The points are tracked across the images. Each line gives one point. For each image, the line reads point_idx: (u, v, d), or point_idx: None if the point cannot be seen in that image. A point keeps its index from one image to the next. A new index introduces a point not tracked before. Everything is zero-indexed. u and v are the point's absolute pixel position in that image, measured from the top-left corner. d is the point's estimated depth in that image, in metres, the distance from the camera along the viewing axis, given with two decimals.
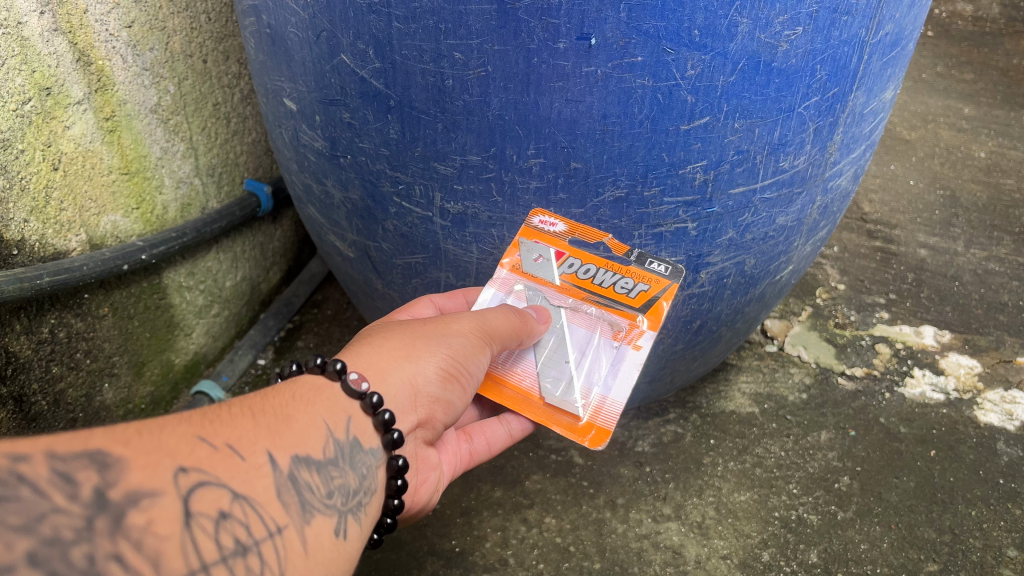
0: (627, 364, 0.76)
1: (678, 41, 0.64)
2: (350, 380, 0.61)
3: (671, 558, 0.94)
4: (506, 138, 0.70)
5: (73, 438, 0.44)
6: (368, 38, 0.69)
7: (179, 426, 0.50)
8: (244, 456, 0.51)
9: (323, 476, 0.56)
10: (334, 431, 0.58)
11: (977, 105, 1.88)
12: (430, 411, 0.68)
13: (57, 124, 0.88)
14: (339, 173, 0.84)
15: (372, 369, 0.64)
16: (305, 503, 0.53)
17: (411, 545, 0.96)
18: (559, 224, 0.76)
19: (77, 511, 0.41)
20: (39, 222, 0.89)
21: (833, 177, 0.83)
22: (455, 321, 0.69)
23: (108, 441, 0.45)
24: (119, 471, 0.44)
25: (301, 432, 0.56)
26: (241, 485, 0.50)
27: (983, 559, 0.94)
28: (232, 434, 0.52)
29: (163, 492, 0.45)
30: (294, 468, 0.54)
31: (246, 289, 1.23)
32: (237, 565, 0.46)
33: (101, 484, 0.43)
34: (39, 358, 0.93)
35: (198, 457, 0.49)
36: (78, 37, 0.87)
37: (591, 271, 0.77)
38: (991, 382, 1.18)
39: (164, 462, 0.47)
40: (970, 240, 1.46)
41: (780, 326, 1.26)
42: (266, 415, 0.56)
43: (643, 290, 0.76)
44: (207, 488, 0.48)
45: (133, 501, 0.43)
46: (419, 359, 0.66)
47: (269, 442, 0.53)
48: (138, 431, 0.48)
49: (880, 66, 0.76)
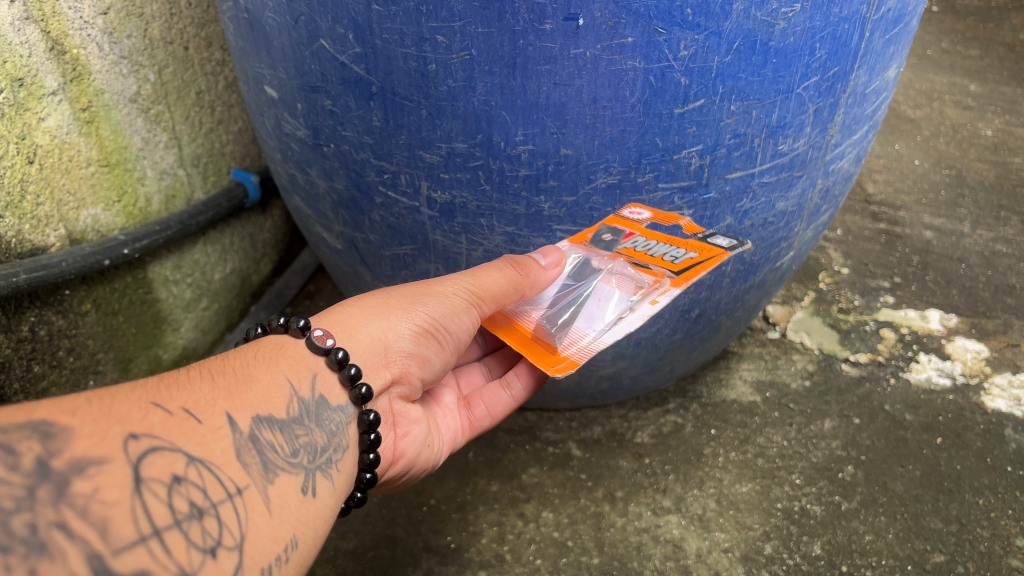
0: (634, 315, 0.69)
1: (670, 21, 0.61)
2: (315, 336, 0.63)
3: (671, 552, 0.91)
4: (492, 124, 0.67)
5: (16, 411, 0.43)
6: (347, 22, 0.66)
7: (132, 393, 0.49)
8: (202, 419, 0.51)
9: (286, 436, 0.56)
10: (298, 389, 0.59)
11: (983, 82, 1.83)
12: (404, 368, 0.70)
13: (32, 116, 0.85)
14: (323, 163, 0.81)
15: (342, 325, 0.66)
16: (268, 462, 0.54)
17: (406, 542, 0.94)
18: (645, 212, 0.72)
19: (18, 481, 0.40)
20: (15, 218, 0.86)
21: (835, 159, 0.80)
22: (437, 282, 0.70)
23: (53, 410, 0.44)
24: (65, 439, 0.43)
25: (262, 392, 0.56)
26: (197, 448, 0.49)
27: (990, 549, 0.91)
28: (189, 398, 0.52)
29: (111, 459, 0.44)
30: (255, 428, 0.54)
31: (236, 281, 1.20)
32: (193, 528, 0.46)
33: (43, 454, 0.42)
34: (20, 356, 0.90)
35: (151, 422, 0.48)
36: (51, 25, 0.84)
37: (650, 245, 0.72)
38: (999, 366, 1.15)
39: (114, 429, 0.45)
40: (976, 221, 1.43)
41: (783, 312, 1.24)
42: (225, 377, 0.56)
43: (690, 257, 0.69)
44: (160, 453, 0.47)
45: (78, 468, 0.42)
46: (391, 316, 0.68)
47: (228, 403, 0.54)
48: (88, 399, 0.47)
49: (882, 43, 0.72)
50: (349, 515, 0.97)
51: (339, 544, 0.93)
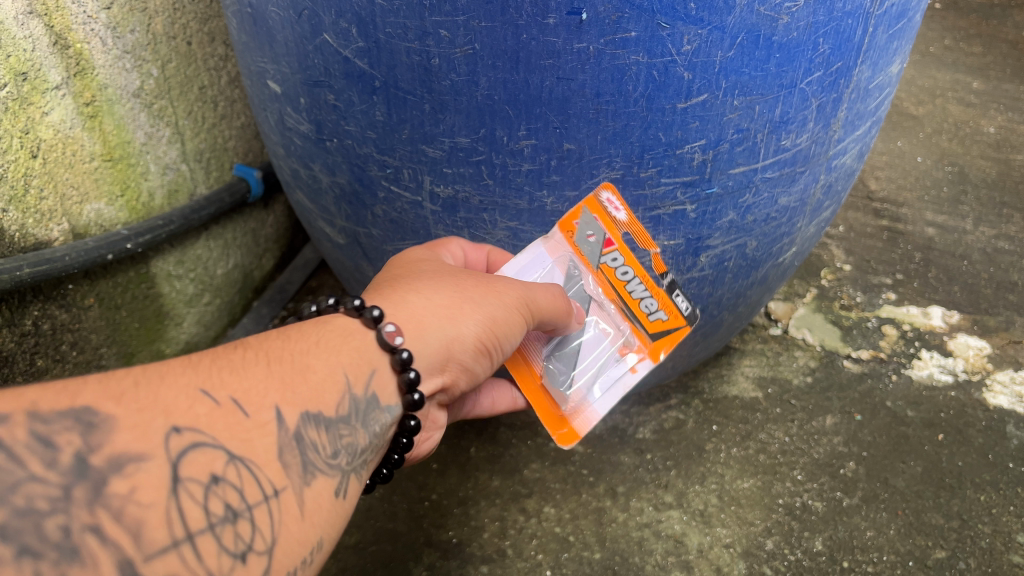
0: (618, 382, 0.76)
1: (673, 15, 0.61)
2: (386, 332, 0.59)
3: (673, 547, 0.92)
4: (495, 118, 0.67)
5: (61, 397, 0.43)
6: (351, 16, 0.66)
7: (182, 378, 0.48)
8: (249, 412, 0.49)
9: (331, 436, 0.54)
10: (353, 386, 0.56)
11: (986, 79, 1.83)
12: (454, 377, 0.66)
13: (35, 110, 0.86)
14: (326, 157, 0.81)
15: (410, 322, 0.61)
16: (309, 464, 0.52)
17: (408, 536, 0.94)
18: (621, 210, 0.72)
19: (55, 480, 0.41)
20: (18, 212, 0.86)
21: (838, 155, 0.80)
22: (504, 290, 0.66)
23: (98, 397, 0.44)
24: (106, 433, 0.43)
25: (316, 387, 0.54)
26: (239, 445, 0.48)
27: (991, 545, 0.92)
28: (241, 386, 0.50)
29: (151, 456, 0.44)
30: (302, 426, 0.52)
31: (238, 276, 1.20)
32: (225, 532, 0.45)
33: (82, 450, 0.42)
34: (24, 350, 0.91)
35: (196, 415, 0.47)
36: (54, 19, 0.85)
37: (628, 276, 0.74)
38: (1000, 363, 1.15)
39: (156, 422, 0.45)
40: (979, 218, 1.43)
41: (785, 308, 1.24)
42: (282, 364, 0.53)
43: (661, 319, 0.74)
44: (201, 450, 0.46)
45: (116, 466, 0.42)
46: (461, 322, 0.63)
47: (279, 396, 0.51)
48: (136, 384, 0.46)
49: (885, 39, 0.72)
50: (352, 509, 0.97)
51: (341, 538, 0.94)
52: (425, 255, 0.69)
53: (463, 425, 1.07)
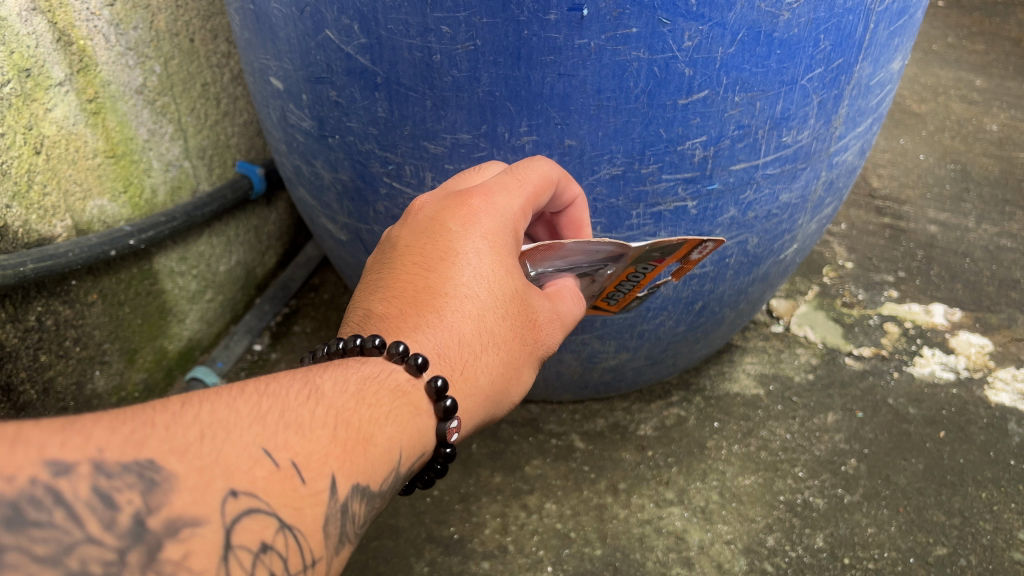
0: None
1: (674, 11, 0.61)
2: (450, 431, 0.53)
3: (674, 544, 0.92)
4: (496, 114, 0.68)
5: (124, 444, 0.37)
6: (353, 13, 0.66)
7: (249, 431, 0.42)
8: (307, 479, 0.43)
9: (371, 507, 0.48)
10: (404, 463, 0.50)
11: (989, 77, 1.83)
12: None
13: (38, 106, 0.86)
14: (327, 154, 0.81)
15: (465, 410, 0.56)
16: (344, 535, 0.46)
17: (409, 532, 0.94)
18: (697, 251, 0.72)
19: (111, 542, 0.34)
20: (22, 208, 0.87)
21: (839, 151, 0.80)
22: (542, 352, 0.63)
23: (164, 448, 0.38)
24: (166, 492, 0.37)
25: (374, 461, 0.47)
26: (290, 514, 0.42)
27: (993, 542, 0.92)
28: (305, 448, 0.43)
29: (207, 520, 0.37)
30: (351, 498, 0.46)
31: (241, 273, 1.21)
32: None
33: (141, 509, 0.36)
34: (27, 346, 0.91)
35: (256, 479, 0.40)
36: (58, 16, 0.85)
37: (634, 281, 0.74)
38: (1002, 361, 1.15)
39: (216, 482, 0.39)
40: (981, 215, 1.42)
41: (787, 305, 1.24)
42: (347, 429, 0.46)
43: (606, 305, 0.80)
44: (257, 518, 0.39)
45: (172, 529, 0.36)
46: (502, 401, 0.60)
47: (337, 464, 0.45)
48: (201, 435, 0.40)
49: (887, 35, 0.72)
50: None
51: None
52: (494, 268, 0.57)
53: None
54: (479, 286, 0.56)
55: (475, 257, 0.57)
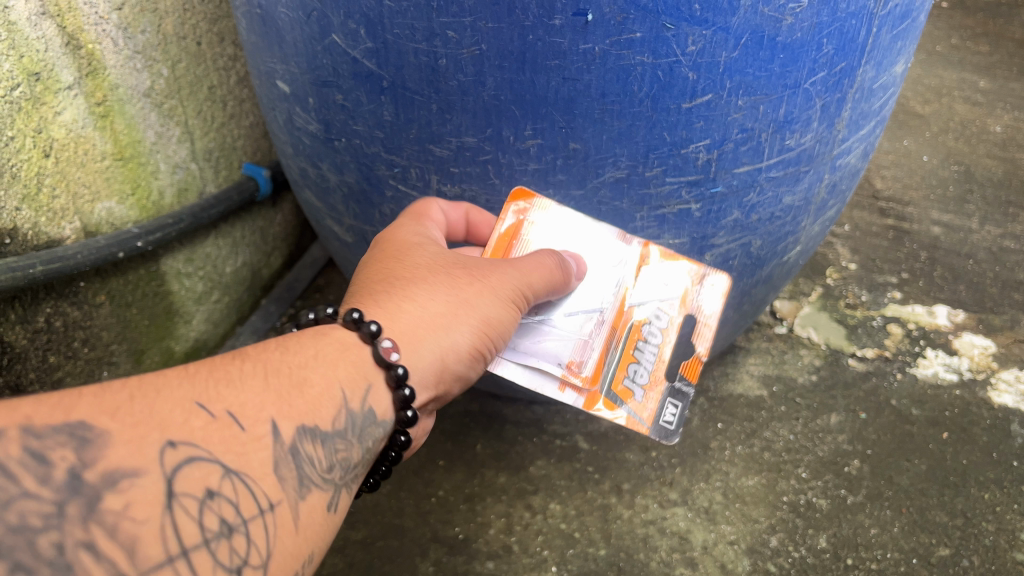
0: (541, 382, 0.72)
1: (678, 16, 0.61)
2: (383, 347, 0.58)
3: (678, 544, 0.92)
4: (502, 118, 0.68)
5: (54, 411, 0.44)
6: (359, 18, 0.67)
7: (177, 392, 0.49)
8: (245, 426, 0.50)
9: (327, 450, 0.55)
10: (350, 400, 0.57)
11: (993, 78, 1.83)
12: (449, 386, 0.66)
13: (47, 110, 0.87)
14: (334, 156, 0.82)
15: (406, 333, 0.61)
16: (304, 477, 0.52)
17: (414, 532, 0.95)
18: (702, 304, 0.77)
19: (48, 495, 0.41)
20: (31, 210, 0.89)
21: (842, 154, 0.80)
22: (499, 285, 0.65)
23: (93, 412, 0.45)
24: (98, 449, 0.44)
25: (313, 401, 0.54)
26: (234, 460, 0.49)
27: (995, 543, 0.92)
28: (236, 399, 0.51)
29: (145, 471, 0.44)
30: (298, 439, 0.52)
31: (247, 274, 1.21)
32: (220, 547, 0.46)
33: (77, 464, 0.42)
34: (36, 347, 0.93)
35: (192, 429, 0.48)
36: (67, 20, 0.86)
37: (649, 339, 0.75)
38: (1005, 362, 1.15)
39: (150, 437, 0.46)
40: (984, 217, 1.43)
41: (790, 307, 1.24)
42: (279, 377, 0.54)
43: (628, 393, 0.74)
44: (196, 466, 0.47)
45: (110, 482, 0.43)
46: (455, 330, 0.63)
47: (275, 410, 0.52)
48: (130, 399, 0.47)
49: (890, 39, 0.73)
50: (359, 505, 0.98)
51: (348, 534, 0.95)
52: (418, 238, 0.67)
53: (468, 422, 1.07)
54: (403, 245, 0.66)
55: (395, 232, 0.68)
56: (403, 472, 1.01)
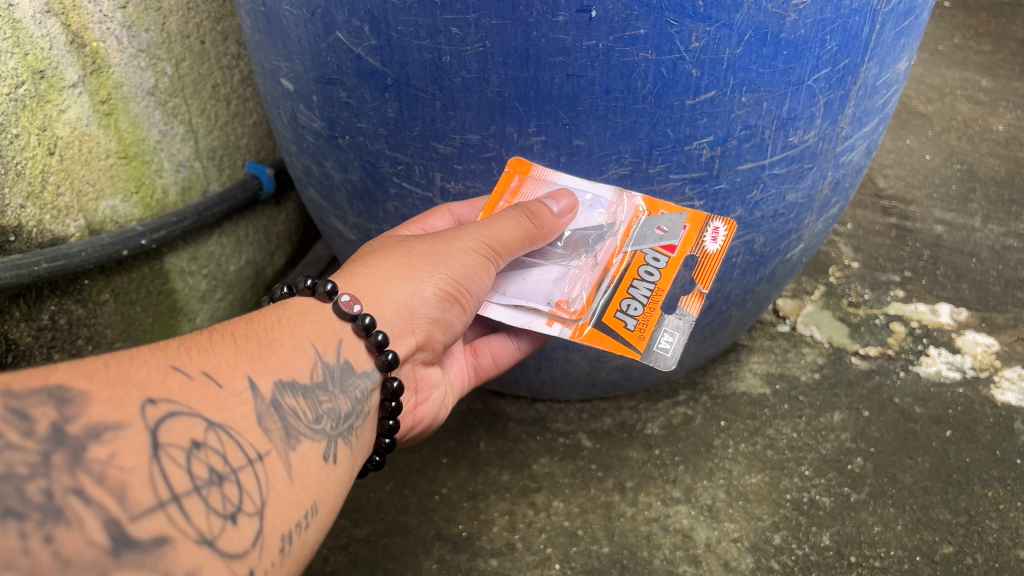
0: (531, 320, 0.74)
1: (682, 12, 0.61)
2: (342, 301, 0.63)
3: (681, 542, 0.92)
4: (506, 115, 0.68)
5: (30, 375, 0.43)
6: (363, 14, 0.67)
7: (151, 357, 0.50)
8: (222, 384, 0.52)
9: (309, 403, 0.57)
10: (323, 354, 0.60)
11: (995, 77, 1.83)
12: (428, 333, 0.69)
13: (52, 108, 0.88)
14: (338, 154, 0.82)
15: (367, 288, 0.65)
16: (290, 428, 0.54)
17: (418, 529, 0.95)
18: (716, 242, 0.75)
19: (32, 447, 0.40)
20: (35, 208, 0.90)
21: (845, 152, 0.80)
22: (457, 238, 0.68)
23: (69, 374, 0.44)
24: (80, 405, 0.43)
25: (286, 358, 0.57)
26: (217, 414, 0.50)
27: (999, 540, 0.92)
28: (210, 361, 0.52)
29: (129, 424, 0.45)
30: (277, 393, 0.55)
31: (251, 272, 1.21)
32: (212, 494, 0.46)
33: (58, 419, 0.42)
34: (41, 344, 0.95)
35: (170, 388, 0.48)
36: (71, 18, 0.86)
37: (649, 276, 0.74)
38: (1009, 360, 1.15)
39: (130, 394, 0.46)
40: (987, 216, 1.42)
41: (792, 305, 1.24)
42: (248, 340, 0.56)
43: (625, 326, 0.73)
44: (179, 419, 0.47)
45: (94, 434, 0.43)
46: (417, 280, 0.67)
47: (250, 367, 0.54)
48: (105, 363, 0.47)
49: (893, 36, 0.73)
50: (363, 502, 0.98)
51: (352, 531, 0.95)
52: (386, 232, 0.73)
53: (472, 421, 1.08)
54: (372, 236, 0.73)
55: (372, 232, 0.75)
56: (406, 470, 1.02)
